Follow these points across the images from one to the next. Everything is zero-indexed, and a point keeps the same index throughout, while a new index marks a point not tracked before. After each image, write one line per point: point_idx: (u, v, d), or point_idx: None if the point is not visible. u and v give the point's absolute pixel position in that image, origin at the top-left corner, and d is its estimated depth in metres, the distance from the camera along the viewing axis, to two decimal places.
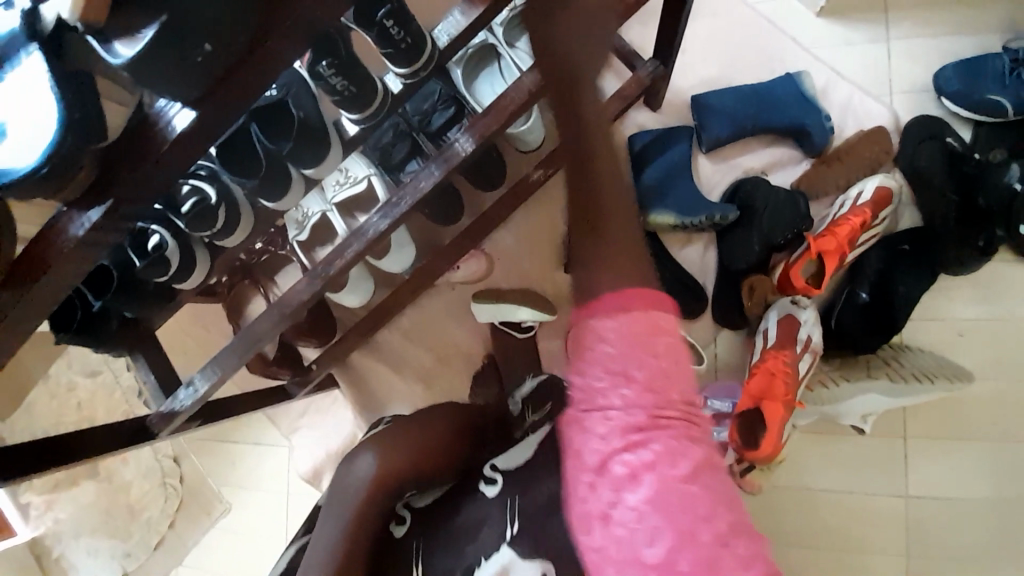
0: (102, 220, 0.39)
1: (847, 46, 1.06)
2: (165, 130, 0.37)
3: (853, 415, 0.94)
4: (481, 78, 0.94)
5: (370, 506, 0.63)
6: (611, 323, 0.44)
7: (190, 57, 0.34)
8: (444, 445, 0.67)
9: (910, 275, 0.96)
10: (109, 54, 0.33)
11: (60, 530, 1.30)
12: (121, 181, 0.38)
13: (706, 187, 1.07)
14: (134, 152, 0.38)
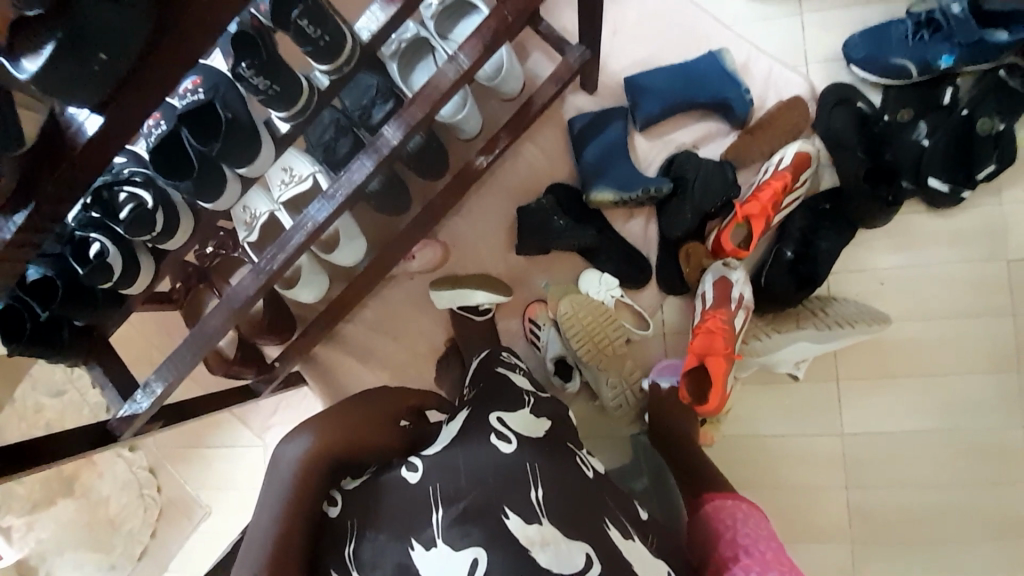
0: (29, 221, 0.42)
1: (765, 20, 1.13)
2: (75, 136, 0.40)
3: (787, 362, 1.04)
4: (417, 70, 0.98)
5: (305, 492, 0.55)
6: (728, 503, 0.78)
7: (88, 66, 0.36)
8: (380, 421, 0.63)
9: (829, 232, 1.05)
10: (14, 69, 0.36)
11: (43, 550, 1.32)
12: (43, 185, 0.41)
13: (643, 163, 1.13)
14: (50, 156, 0.41)
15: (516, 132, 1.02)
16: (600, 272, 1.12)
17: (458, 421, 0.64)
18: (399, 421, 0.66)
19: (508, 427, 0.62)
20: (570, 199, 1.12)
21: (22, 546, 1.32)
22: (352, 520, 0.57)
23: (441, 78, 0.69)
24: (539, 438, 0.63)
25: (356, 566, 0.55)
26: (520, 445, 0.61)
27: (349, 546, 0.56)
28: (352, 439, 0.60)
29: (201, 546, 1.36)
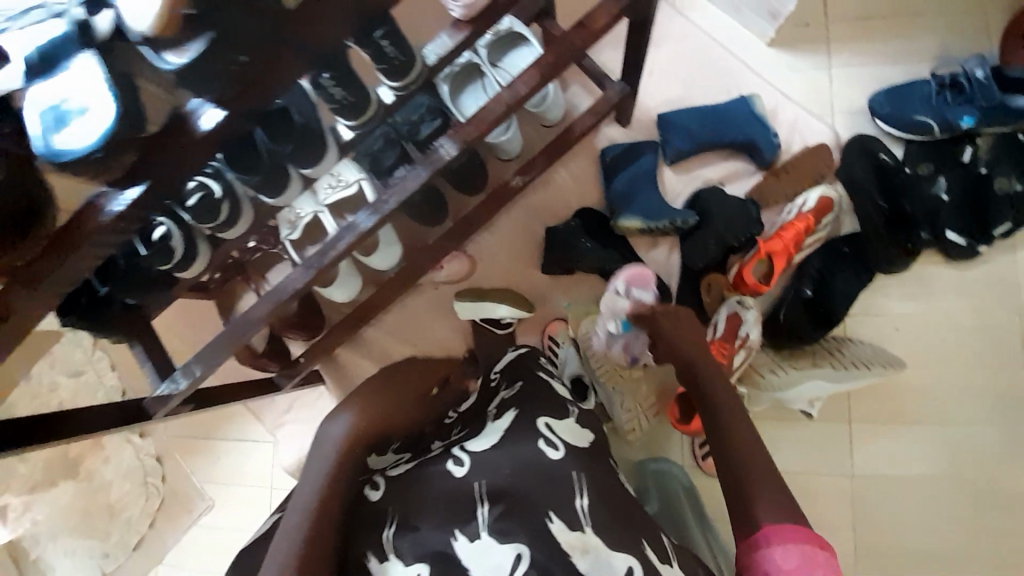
0: (136, 200, 0.45)
1: (794, 72, 1.20)
2: (194, 126, 0.44)
3: (800, 399, 1.04)
4: (465, 93, 1.06)
5: (348, 463, 0.58)
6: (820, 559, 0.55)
7: (225, 64, 0.41)
8: (403, 400, 0.67)
9: (847, 275, 1.08)
10: (159, 60, 0.39)
11: (37, 532, 1.32)
12: (154, 168, 0.45)
13: (670, 195, 1.18)
14: (163, 143, 0.44)
15: (553, 157, 1.07)
16: None
17: (505, 420, 0.69)
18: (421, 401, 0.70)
19: (555, 435, 0.66)
20: (598, 222, 1.17)
21: (11, 529, 1.30)
22: (390, 506, 0.59)
23: (497, 100, 0.75)
24: (581, 448, 0.66)
25: (392, 548, 0.55)
26: (565, 452, 0.64)
27: (386, 531, 0.56)
28: (379, 418, 0.63)
29: (198, 541, 1.35)
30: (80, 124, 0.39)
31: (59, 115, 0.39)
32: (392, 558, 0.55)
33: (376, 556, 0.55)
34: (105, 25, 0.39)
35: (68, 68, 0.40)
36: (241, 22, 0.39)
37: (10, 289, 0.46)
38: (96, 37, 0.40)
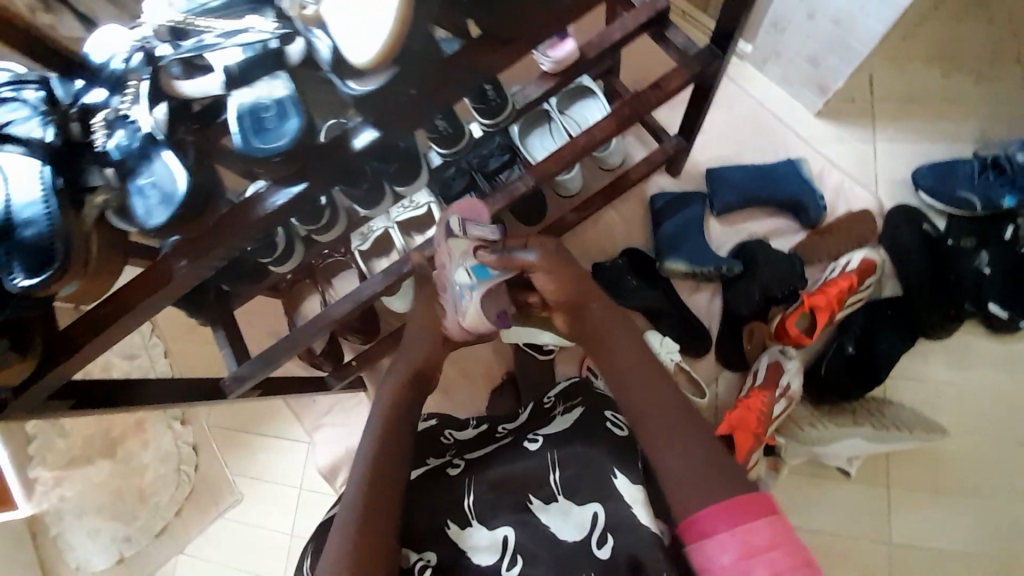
0: (293, 198, 0.53)
1: (841, 142, 1.28)
2: (350, 142, 0.52)
3: (839, 457, 1.04)
4: (534, 134, 1.15)
5: (392, 416, 0.75)
6: (752, 522, 0.58)
7: (396, 97, 0.49)
8: (415, 371, 0.82)
9: (890, 336, 1.10)
10: (342, 87, 0.46)
11: (62, 508, 1.36)
12: (312, 174, 0.52)
13: (715, 244, 1.24)
14: (323, 158, 0.51)
15: (608, 199, 1.15)
16: (661, 335, 1.16)
17: (572, 414, 0.79)
18: (430, 372, 0.84)
19: (620, 419, 0.77)
20: (644, 265, 1.21)
21: (41, 502, 1.36)
22: (467, 477, 0.75)
23: (578, 141, 0.84)
24: None
25: (476, 516, 0.72)
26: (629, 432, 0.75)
27: (466, 497, 0.73)
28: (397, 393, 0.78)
29: (223, 535, 1.37)
30: (270, 119, 0.46)
31: (254, 120, 0.46)
32: (475, 524, 0.72)
33: (460, 522, 0.72)
34: (295, 52, 0.48)
35: (263, 83, 0.48)
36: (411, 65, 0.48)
37: (174, 259, 0.53)
38: (288, 61, 0.49)
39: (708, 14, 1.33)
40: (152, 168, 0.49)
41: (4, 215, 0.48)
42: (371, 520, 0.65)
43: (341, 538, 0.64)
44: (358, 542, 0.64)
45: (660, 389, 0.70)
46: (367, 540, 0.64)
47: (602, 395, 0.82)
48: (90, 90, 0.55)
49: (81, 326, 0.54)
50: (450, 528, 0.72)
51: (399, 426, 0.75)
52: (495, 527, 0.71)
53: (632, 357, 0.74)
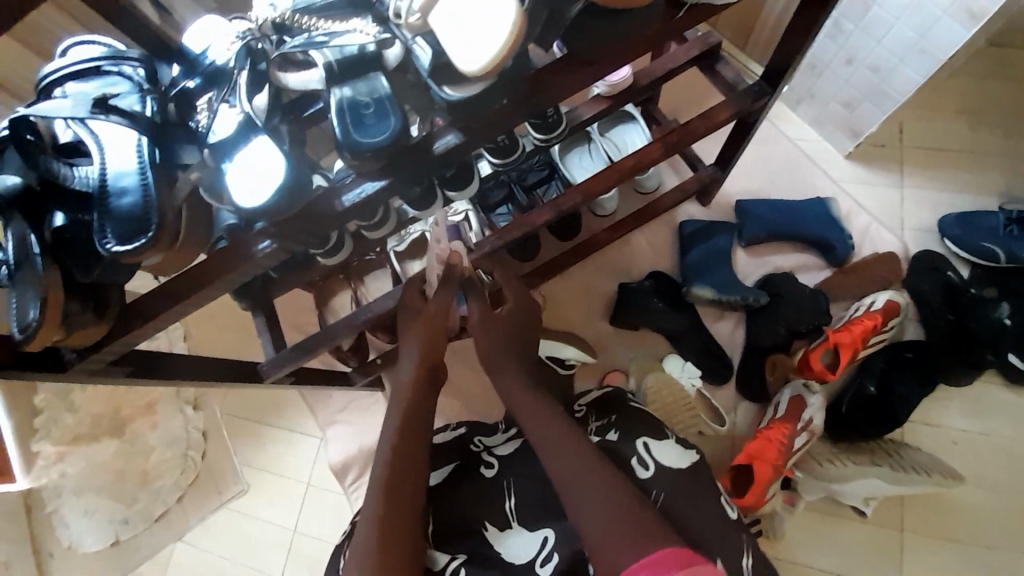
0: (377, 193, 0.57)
1: (869, 186, 1.31)
2: (433, 143, 0.55)
3: (854, 495, 1.05)
4: (573, 152, 1.14)
5: (407, 403, 0.79)
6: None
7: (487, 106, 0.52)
8: (426, 362, 0.83)
9: (909, 380, 1.11)
10: (437, 91, 0.51)
11: (62, 484, 1.29)
12: (399, 172, 0.56)
13: (742, 274, 1.26)
14: (412, 160, 0.55)
15: (642, 222, 1.16)
16: (683, 360, 1.18)
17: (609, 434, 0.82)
18: (439, 363, 0.85)
19: (648, 454, 0.80)
20: (670, 288, 1.21)
21: (39, 476, 1.28)
22: (506, 479, 0.79)
23: (623, 164, 0.85)
24: (676, 468, 0.79)
25: (515, 517, 0.76)
26: (653, 471, 0.79)
27: (508, 502, 0.77)
28: (410, 388, 0.80)
29: (221, 526, 1.31)
30: (371, 118, 0.50)
31: (357, 118, 0.50)
32: (513, 526, 0.76)
33: (498, 525, 0.76)
34: (393, 56, 0.52)
35: (362, 82, 0.51)
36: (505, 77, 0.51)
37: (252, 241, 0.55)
38: (386, 65, 0.52)
39: (747, 52, 1.37)
40: (248, 150, 0.52)
41: (99, 181, 0.49)
42: (399, 524, 0.67)
43: (369, 538, 0.66)
44: (387, 545, 0.65)
45: (581, 445, 0.73)
46: (394, 541, 0.66)
47: (636, 410, 0.86)
48: (186, 76, 0.56)
49: (159, 295, 0.57)
50: (488, 530, 0.76)
51: (414, 423, 0.77)
52: (534, 530, 0.74)
53: (547, 418, 0.77)
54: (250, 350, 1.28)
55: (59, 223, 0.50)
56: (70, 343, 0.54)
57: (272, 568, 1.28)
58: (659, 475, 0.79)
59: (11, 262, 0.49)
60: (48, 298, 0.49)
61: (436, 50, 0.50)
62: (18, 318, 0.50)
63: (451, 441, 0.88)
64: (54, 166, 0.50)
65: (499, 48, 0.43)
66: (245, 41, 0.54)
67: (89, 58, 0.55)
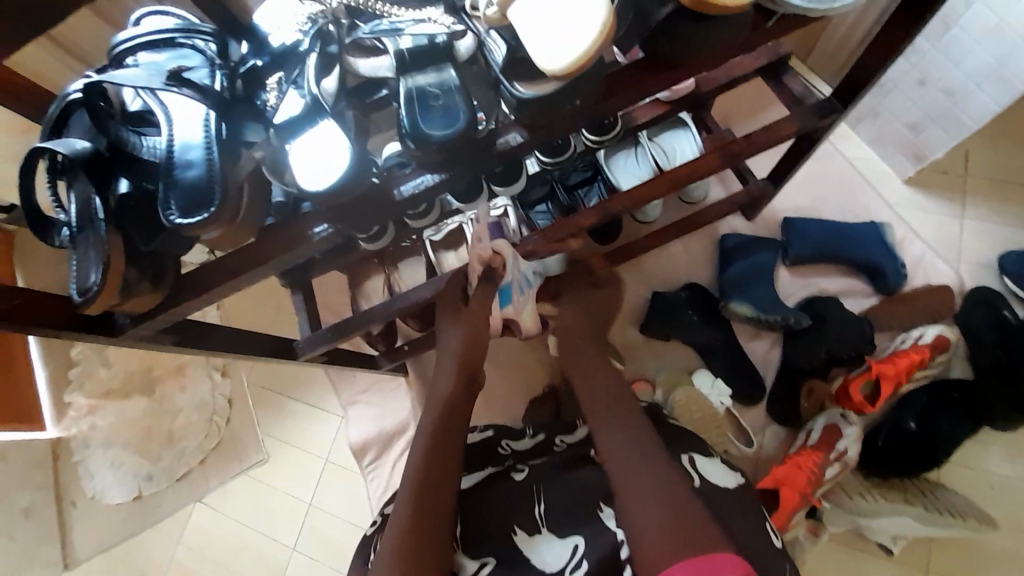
0: (433, 183, 0.57)
1: (927, 213, 1.25)
2: (495, 139, 0.55)
3: (882, 533, 1.01)
4: (619, 154, 1.06)
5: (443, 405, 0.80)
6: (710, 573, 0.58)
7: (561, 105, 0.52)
8: (463, 371, 0.83)
9: (952, 419, 1.06)
10: (506, 86, 0.51)
11: (92, 436, 1.34)
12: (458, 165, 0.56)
13: (783, 293, 1.22)
14: (475, 155, 0.55)
15: (684, 232, 1.11)
16: (712, 377, 1.15)
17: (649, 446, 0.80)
18: (476, 372, 0.84)
19: (694, 468, 0.77)
20: (706, 301, 1.17)
21: (70, 426, 1.34)
22: (535, 485, 0.77)
23: (676, 173, 0.82)
24: (720, 485, 0.76)
25: (545, 522, 0.74)
26: (701, 484, 0.75)
27: (539, 507, 0.75)
28: (446, 396, 0.80)
29: (240, 492, 1.34)
30: (440, 109, 0.50)
31: (427, 107, 0.50)
32: (543, 532, 0.73)
33: (528, 530, 0.73)
34: (462, 48, 0.52)
35: (431, 71, 0.51)
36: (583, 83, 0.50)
37: (309, 224, 0.56)
38: (456, 56, 0.52)
39: (807, 64, 1.32)
40: (314, 132, 0.52)
41: (167, 153, 0.50)
42: (424, 524, 0.67)
43: (394, 537, 0.66)
44: (411, 546, 0.65)
45: (634, 428, 0.75)
46: (415, 541, 0.66)
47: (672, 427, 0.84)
48: (254, 55, 0.56)
49: (212, 268, 0.58)
50: (516, 535, 0.73)
51: (448, 429, 0.77)
52: (564, 537, 0.72)
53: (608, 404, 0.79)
54: (280, 325, 1.30)
55: (124, 190, 0.51)
56: (126, 309, 0.55)
57: (285, 538, 1.32)
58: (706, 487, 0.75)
59: (75, 224, 0.51)
60: (109, 263, 0.49)
61: (513, 46, 0.49)
62: (78, 282, 0.51)
63: (477, 444, 0.88)
64: (123, 134, 0.50)
65: (590, 42, 0.44)
66: (317, 22, 0.54)
67: (162, 29, 0.55)
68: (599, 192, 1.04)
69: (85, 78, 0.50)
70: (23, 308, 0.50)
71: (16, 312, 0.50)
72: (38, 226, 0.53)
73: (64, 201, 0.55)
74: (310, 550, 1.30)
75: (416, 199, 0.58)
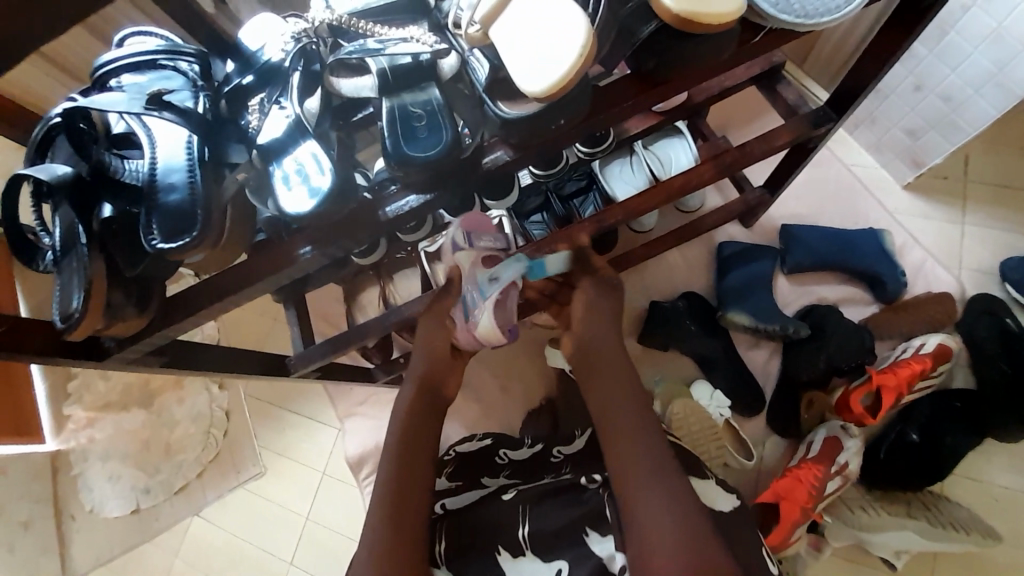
0: (417, 203, 0.57)
1: (927, 219, 1.24)
2: (480, 157, 0.55)
3: (885, 548, 0.99)
4: (614, 162, 1.04)
5: (410, 412, 0.78)
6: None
7: (546, 124, 0.51)
8: (423, 383, 0.81)
9: (955, 430, 1.05)
10: (489, 105, 0.51)
11: (89, 449, 1.32)
12: (443, 185, 0.55)
13: (781, 301, 1.20)
14: (460, 174, 0.55)
15: (681, 241, 1.10)
16: (712, 387, 1.14)
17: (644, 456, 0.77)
18: (442, 382, 0.82)
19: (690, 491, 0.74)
20: (704, 311, 1.16)
21: (69, 439, 1.32)
22: (522, 505, 0.75)
23: (671, 183, 0.81)
24: (715, 510, 0.73)
25: (530, 543, 0.72)
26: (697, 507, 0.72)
27: (522, 529, 0.73)
28: (408, 410, 0.78)
29: (237, 505, 1.33)
30: (424, 131, 0.50)
31: (411, 130, 0.50)
32: (528, 554, 0.71)
33: (512, 551, 0.72)
34: (446, 67, 0.51)
35: (415, 91, 0.51)
36: (567, 99, 0.50)
37: (294, 245, 0.56)
38: (440, 74, 0.51)
39: (804, 70, 1.31)
40: (296, 152, 0.52)
41: (150, 175, 0.50)
42: (397, 544, 0.66)
43: (368, 559, 0.66)
44: (383, 567, 0.64)
45: (644, 434, 0.71)
46: (387, 561, 0.65)
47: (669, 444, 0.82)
48: (239, 74, 0.56)
49: (202, 290, 0.58)
50: (500, 554, 0.72)
51: (411, 445, 0.75)
52: (549, 561, 0.71)
53: (624, 415, 0.73)
54: (278, 337, 1.30)
55: (107, 214, 0.50)
56: (111, 332, 0.54)
57: (283, 551, 1.30)
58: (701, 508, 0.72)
59: (59, 247, 0.50)
60: (90, 288, 0.48)
61: (495, 65, 0.49)
62: (61, 308, 0.50)
63: (476, 451, 0.91)
64: (105, 158, 0.50)
65: (569, 65, 0.44)
66: (301, 42, 0.54)
67: (145, 51, 0.55)
68: (593, 202, 1.03)
69: (68, 101, 0.50)
70: (8, 335, 0.50)
71: (1, 340, 0.49)
72: (23, 251, 0.53)
73: (48, 223, 0.55)
74: (308, 563, 1.29)
75: (403, 219, 0.57)
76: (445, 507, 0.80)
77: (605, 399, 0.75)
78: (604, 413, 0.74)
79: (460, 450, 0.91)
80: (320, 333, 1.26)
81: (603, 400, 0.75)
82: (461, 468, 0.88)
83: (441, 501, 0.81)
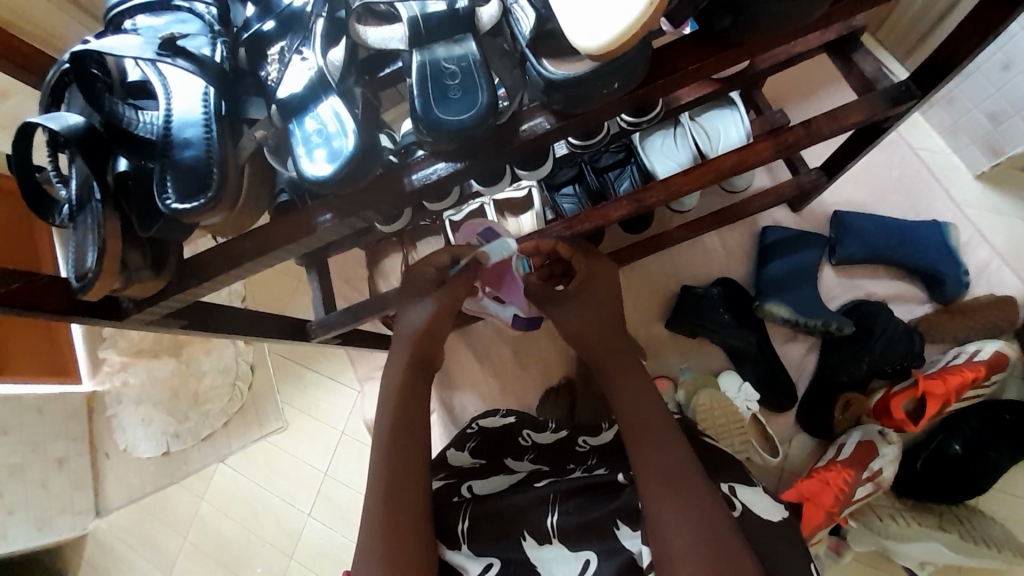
0: (447, 174, 0.51)
1: (999, 214, 1.12)
2: (518, 127, 0.49)
3: (910, 558, 0.96)
4: (656, 134, 0.95)
5: (406, 386, 0.75)
6: None
7: (603, 90, 0.45)
8: (411, 352, 0.78)
9: (1003, 445, 0.98)
10: (533, 65, 0.46)
11: (123, 392, 1.36)
12: (476, 153, 0.50)
13: (825, 294, 1.12)
14: (496, 144, 0.49)
15: (719, 225, 1.03)
16: (741, 379, 1.09)
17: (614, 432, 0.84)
18: (431, 353, 0.79)
19: (736, 495, 0.70)
20: (739, 300, 1.10)
21: (104, 381, 1.37)
22: (551, 494, 0.73)
23: (721, 162, 0.72)
24: (763, 517, 0.69)
25: (557, 533, 0.70)
26: (741, 512, 0.68)
27: (550, 517, 0.71)
28: None
29: (259, 456, 1.37)
30: (459, 91, 0.45)
31: (444, 91, 0.45)
32: (554, 543, 0.70)
33: (538, 539, 0.70)
34: (485, 17, 0.46)
35: (449, 45, 0.46)
36: (623, 58, 0.44)
37: (315, 214, 0.52)
38: (479, 26, 0.46)
39: (877, 38, 1.17)
40: (318, 110, 0.48)
41: (165, 128, 0.47)
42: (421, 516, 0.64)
43: (386, 536, 0.63)
44: (396, 550, 0.62)
45: (675, 445, 0.67)
46: (401, 542, 0.63)
47: (699, 441, 0.78)
48: (260, 19, 0.51)
49: (219, 254, 0.55)
50: (526, 541, 0.71)
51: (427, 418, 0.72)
52: (577, 551, 0.68)
53: (635, 419, 0.71)
54: (300, 297, 1.29)
55: (122, 168, 0.48)
56: (128, 293, 0.53)
57: (301, 504, 1.35)
58: (747, 517, 0.68)
59: (75, 201, 0.48)
60: (105, 245, 0.46)
61: (541, 16, 0.45)
62: (76, 267, 0.49)
63: (498, 429, 0.91)
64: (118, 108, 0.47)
65: (638, 14, 0.38)
66: None
67: None
68: (630, 177, 0.94)
69: (81, 43, 0.46)
70: (24, 292, 0.50)
71: (19, 297, 0.49)
72: (36, 204, 0.51)
73: (65, 173, 0.52)
74: (325, 517, 1.34)
75: (430, 189, 0.51)
76: (472, 492, 0.79)
77: (633, 395, 0.73)
78: (631, 410, 0.72)
79: (482, 425, 0.92)
80: (341, 296, 1.25)
81: (629, 398, 0.73)
82: (483, 447, 0.89)
83: (468, 484, 0.80)
